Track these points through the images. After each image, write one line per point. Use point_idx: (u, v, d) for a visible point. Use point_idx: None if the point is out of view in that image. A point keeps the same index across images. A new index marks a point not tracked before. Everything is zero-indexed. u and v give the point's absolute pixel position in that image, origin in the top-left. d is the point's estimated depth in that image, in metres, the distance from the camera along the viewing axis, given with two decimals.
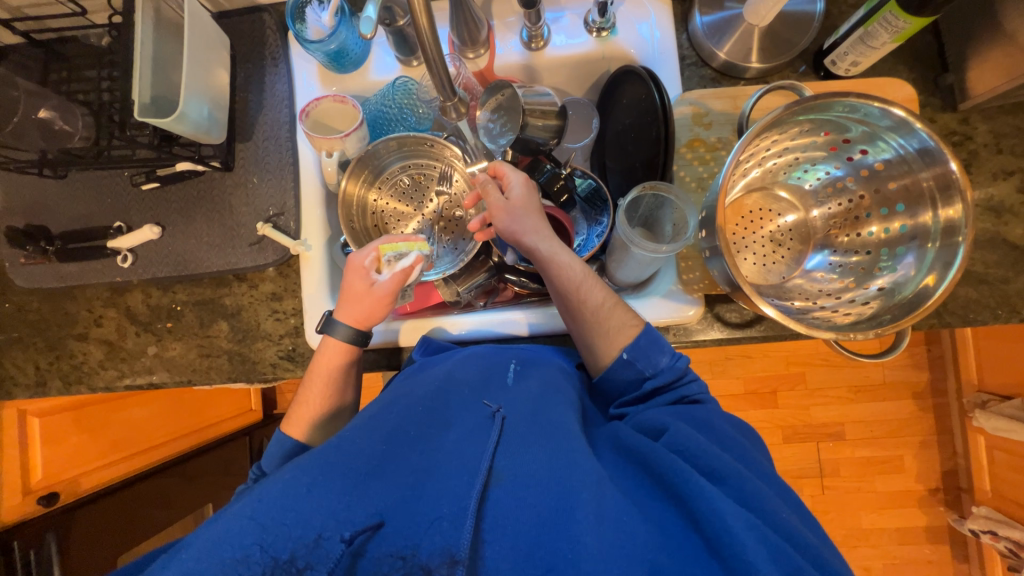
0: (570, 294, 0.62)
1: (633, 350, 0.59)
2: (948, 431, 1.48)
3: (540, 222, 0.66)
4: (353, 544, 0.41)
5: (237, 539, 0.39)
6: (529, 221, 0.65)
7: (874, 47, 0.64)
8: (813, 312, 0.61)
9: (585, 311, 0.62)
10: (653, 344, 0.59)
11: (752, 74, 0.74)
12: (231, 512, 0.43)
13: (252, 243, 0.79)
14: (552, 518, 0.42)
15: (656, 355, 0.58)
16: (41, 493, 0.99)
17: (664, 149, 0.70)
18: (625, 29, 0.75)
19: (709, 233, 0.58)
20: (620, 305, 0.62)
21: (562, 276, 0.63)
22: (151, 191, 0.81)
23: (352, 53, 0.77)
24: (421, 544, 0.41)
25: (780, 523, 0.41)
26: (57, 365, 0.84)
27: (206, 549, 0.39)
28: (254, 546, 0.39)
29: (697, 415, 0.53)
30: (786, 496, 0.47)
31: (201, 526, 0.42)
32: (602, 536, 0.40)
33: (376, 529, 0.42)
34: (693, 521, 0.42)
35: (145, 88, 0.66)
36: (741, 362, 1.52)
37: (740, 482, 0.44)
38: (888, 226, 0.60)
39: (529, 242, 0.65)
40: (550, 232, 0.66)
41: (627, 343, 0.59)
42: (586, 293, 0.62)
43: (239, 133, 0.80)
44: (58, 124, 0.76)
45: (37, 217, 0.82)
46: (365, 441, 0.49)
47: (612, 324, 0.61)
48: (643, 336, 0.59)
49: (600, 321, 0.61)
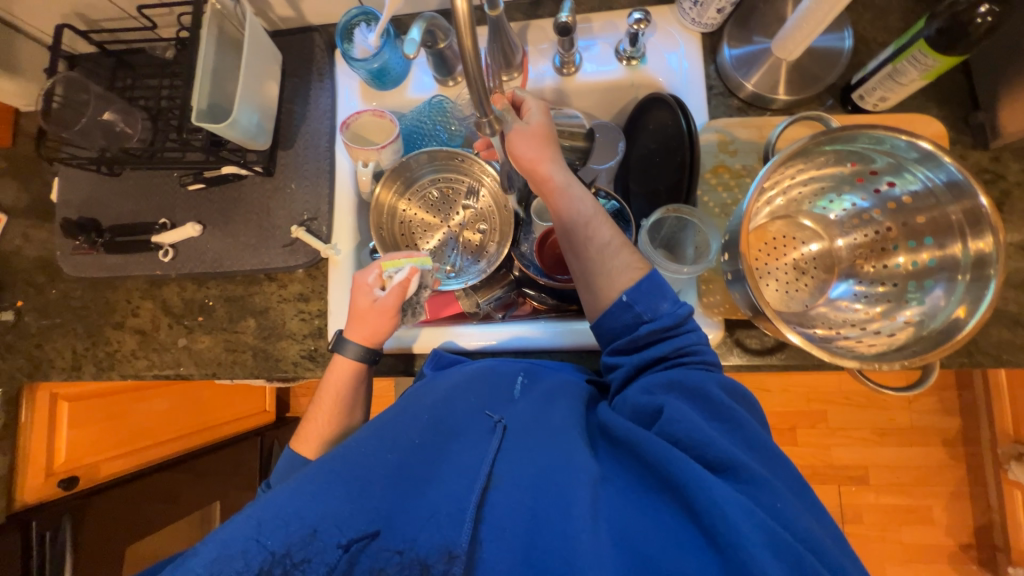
0: (579, 229, 0.63)
1: (634, 291, 0.57)
2: (981, 482, 1.40)
3: (556, 155, 0.67)
4: (350, 550, 0.41)
5: (239, 537, 0.40)
6: (543, 149, 0.66)
7: (902, 84, 0.65)
8: (837, 341, 0.60)
9: (590, 247, 0.62)
10: (655, 289, 0.57)
11: (779, 105, 0.75)
12: (236, 517, 0.43)
13: (285, 244, 0.83)
14: (546, 515, 0.42)
15: (656, 299, 0.56)
16: (62, 476, 1.03)
17: (688, 173, 0.72)
18: (654, 58, 0.78)
19: (732, 257, 0.59)
20: (626, 246, 0.62)
21: (573, 208, 0.64)
22: (196, 191, 0.86)
23: (393, 71, 0.82)
24: (419, 538, 0.42)
25: (779, 513, 0.41)
26: (93, 351, 0.88)
27: (210, 550, 0.39)
28: (253, 543, 0.40)
29: (692, 389, 0.50)
30: (788, 479, 0.46)
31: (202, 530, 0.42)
32: (598, 534, 0.40)
33: (373, 536, 0.42)
34: (693, 514, 0.40)
35: (204, 95, 0.71)
36: (760, 395, 1.48)
37: (738, 471, 0.43)
38: (916, 258, 0.60)
39: (546, 170, 0.66)
40: (563, 163, 0.67)
41: (629, 285, 0.58)
42: (593, 228, 0.63)
43: (282, 141, 0.85)
44: (120, 126, 0.82)
45: (90, 211, 0.88)
46: (369, 446, 0.49)
47: (616, 264, 0.60)
48: (647, 279, 0.57)
49: (604, 259, 0.61)
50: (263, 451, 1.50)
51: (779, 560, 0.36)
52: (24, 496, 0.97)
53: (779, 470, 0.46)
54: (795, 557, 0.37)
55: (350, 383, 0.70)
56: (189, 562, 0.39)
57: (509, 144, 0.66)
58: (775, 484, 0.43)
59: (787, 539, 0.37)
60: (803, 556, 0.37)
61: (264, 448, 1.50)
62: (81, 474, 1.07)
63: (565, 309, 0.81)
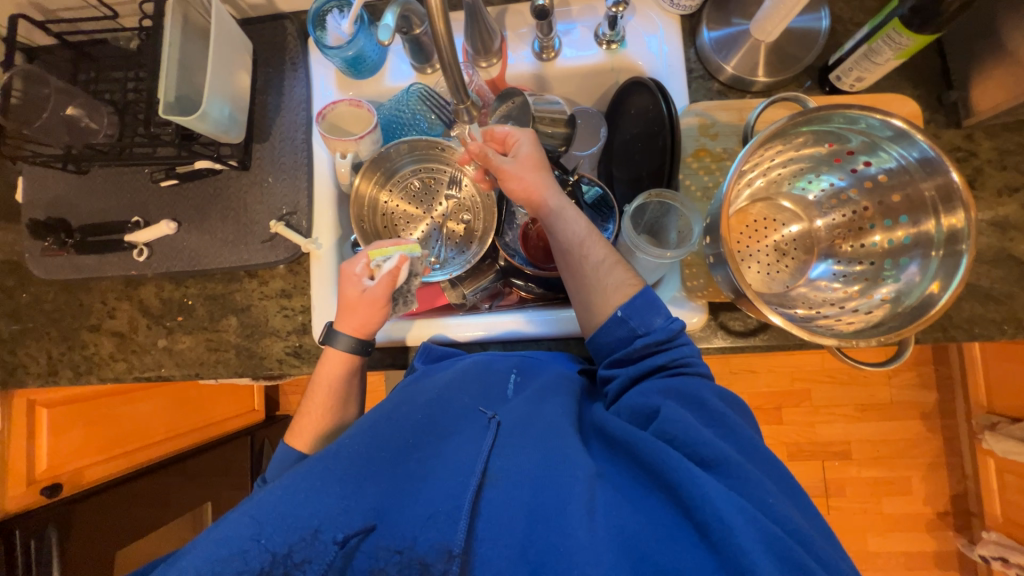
0: (573, 250, 0.64)
1: (628, 308, 0.58)
2: (957, 452, 1.45)
3: (545, 177, 0.67)
4: (347, 545, 0.43)
5: (235, 539, 0.41)
6: (533, 175, 0.67)
7: (878, 63, 0.66)
8: (816, 320, 0.61)
9: (585, 267, 0.63)
10: (649, 305, 0.58)
11: (758, 87, 0.75)
12: (232, 516, 0.44)
13: (264, 240, 0.81)
14: (543, 512, 0.42)
15: (650, 315, 0.57)
16: (45, 484, 1.00)
17: (670, 158, 0.71)
18: (634, 42, 0.77)
19: (714, 240, 0.59)
20: (620, 264, 0.62)
21: (567, 230, 0.65)
22: (170, 188, 0.83)
23: (369, 59, 0.80)
24: (418, 538, 0.42)
25: (770, 506, 0.42)
26: (69, 355, 0.86)
27: (207, 550, 0.40)
28: (251, 541, 0.41)
29: (687, 394, 0.52)
30: (778, 478, 0.47)
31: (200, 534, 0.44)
32: (595, 528, 0.40)
33: (369, 531, 0.43)
34: (685, 508, 0.41)
35: (170, 87, 0.69)
36: (746, 377, 1.51)
37: (729, 468, 0.44)
38: (892, 236, 0.61)
39: (539, 196, 0.67)
40: (555, 186, 0.68)
41: (623, 301, 0.59)
42: (587, 249, 0.63)
43: (257, 134, 0.83)
44: (84, 122, 0.78)
45: (58, 211, 0.85)
46: (364, 448, 0.50)
47: (610, 282, 0.61)
48: (639, 296, 0.58)
49: (599, 278, 0.62)
50: (254, 450, 1.48)
51: (769, 552, 0.37)
52: (6, 506, 0.94)
53: (766, 466, 0.48)
54: (786, 551, 0.38)
55: (336, 378, 0.69)
56: (190, 565, 0.40)
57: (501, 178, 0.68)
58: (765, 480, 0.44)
59: (777, 532, 0.38)
60: (793, 549, 0.38)
61: (255, 447, 1.49)
62: (65, 481, 1.04)
63: (551, 299, 0.81)
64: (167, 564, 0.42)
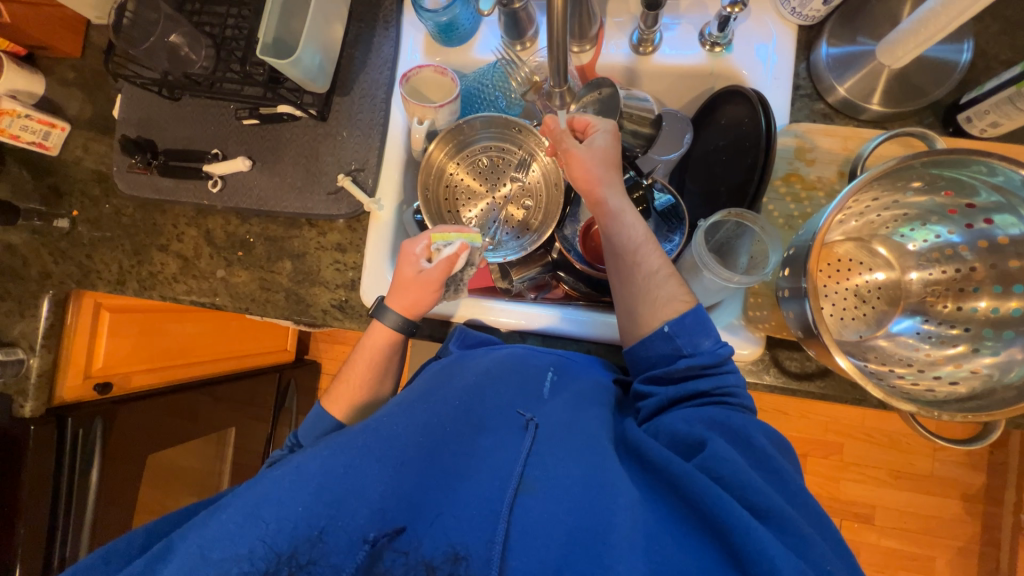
0: (626, 255, 0.62)
1: (677, 325, 0.56)
2: (995, 543, 1.34)
3: (615, 177, 0.66)
4: (376, 545, 0.42)
5: (272, 512, 0.41)
6: (603, 169, 0.65)
7: (1022, 110, 0.58)
8: (889, 378, 0.56)
9: (637, 275, 0.61)
10: (699, 325, 0.56)
11: (869, 116, 0.69)
12: (272, 478, 0.45)
13: (330, 192, 0.82)
14: (581, 536, 0.41)
15: (699, 335, 0.55)
16: (98, 380, 1.08)
17: (759, 178, 0.67)
18: (741, 48, 0.72)
19: (794, 272, 0.56)
20: (674, 276, 0.60)
21: (624, 234, 0.63)
22: (251, 127, 0.86)
23: (461, 28, 0.78)
24: (423, 542, 0.43)
25: (821, 569, 0.39)
26: (137, 269, 0.91)
27: (245, 517, 0.41)
28: (287, 522, 0.41)
29: (733, 430, 0.49)
30: (825, 532, 0.45)
31: (241, 491, 0.45)
32: (636, 562, 0.38)
33: (399, 532, 0.43)
34: (732, 556, 0.39)
35: (270, 28, 0.71)
36: (776, 418, 1.43)
37: (783, 520, 0.41)
38: (999, 305, 0.55)
39: (602, 193, 0.65)
40: (620, 188, 0.66)
41: (671, 317, 0.57)
42: (643, 256, 0.61)
43: (340, 86, 0.83)
44: (184, 51, 0.81)
45: (147, 131, 0.89)
46: (403, 430, 0.50)
47: (662, 293, 0.59)
48: (691, 314, 0.56)
49: (649, 289, 0.59)
50: (280, 388, 1.56)
51: None
52: (62, 394, 1.01)
53: (814, 516, 0.45)
54: None
55: (381, 351, 0.70)
56: (230, 520, 0.41)
57: (569, 166, 0.67)
58: (818, 540, 0.41)
59: None
60: None
61: (280, 384, 1.57)
62: (115, 381, 1.11)
63: (598, 299, 0.79)
64: (202, 517, 0.44)
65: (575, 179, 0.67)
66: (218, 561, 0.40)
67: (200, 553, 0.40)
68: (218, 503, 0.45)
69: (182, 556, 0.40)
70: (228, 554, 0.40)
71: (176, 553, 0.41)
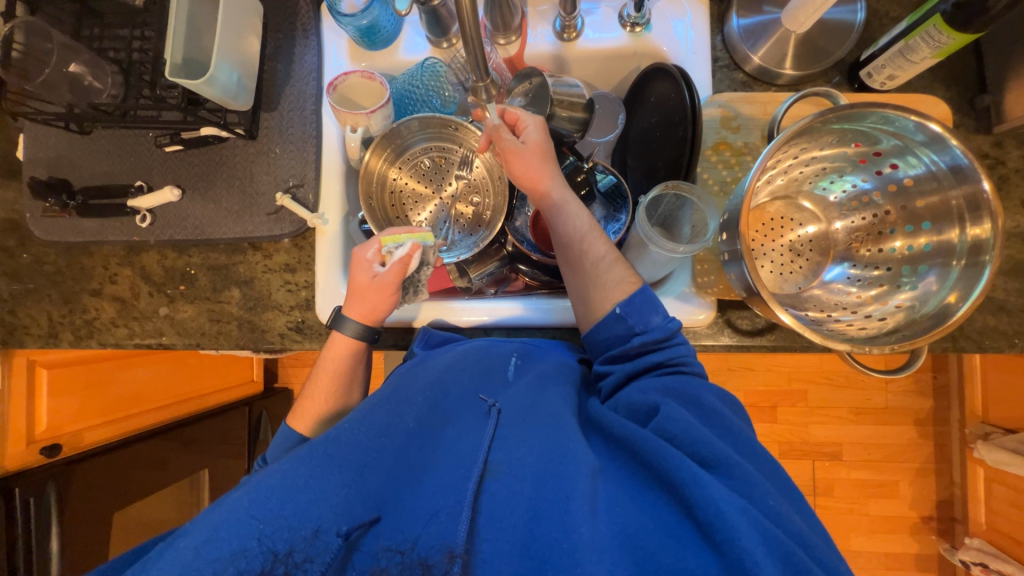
0: (574, 244, 0.63)
1: (627, 305, 0.58)
2: (946, 459, 1.47)
3: (553, 169, 0.67)
4: (350, 538, 0.42)
5: (228, 536, 0.39)
6: (540, 163, 0.66)
7: (913, 62, 0.63)
8: (828, 323, 0.60)
9: (585, 262, 0.62)
10: (647, 303, 0.58)
11: (784, 81, 0.73)
12: (230, 499, 0.43)
13: (269, 213, 0.79)
14: (546, 509, 0.42)
15: (648, 313, 0.57)
16: (45, 444, 1.01)
17: (690, 149, 0.69)
18: (660, 26, 0.74)
19: (731, 236, 0.58)
20: (621, 262, 0.62)
21: (569, 225, 0.64)
22: (174, 153, 0.81)
23: (384, 30, 0.77)
24: (421, 538, 0.42)
25: (770, 508, 0.42)
26: (70, 318, 0.85)
27: (202, 541, 0.39)
28: (251, 542, 0.39)
29: (686, 392, 0.52)
30: (777, 480, 0.47)
31: (200, 518, 0.43)
32: (598, 524, 0.40)
33: (373, 523, 0.43)
34: (687, 509, 0.41)
35: (177, 49, 0.68)
36: (744, 374, 1.50)
37: (730, 470, 0.44)
38: (912, 242, 0.59)
39: (544, 186, 0.66)
40: (560, 179, 0.67)
41: (622, 298, 0.59)
42: (589, 244, 0.63)
43: (265, 102, 0.80)
44: (88, 80, 0.75)
45: (59, 170, 0.83)
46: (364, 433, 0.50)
47: (609, 278, 0.60)
48: (638, 294, 0.58)
49: (599, 274, 0.61)
50: (251, 421, 1.50)
51: (775, 557, 0.37)
52: (3, 465, 0.95)
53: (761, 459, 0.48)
54: (788, 553, 0.38)
55: (344, 361, 0.69)
56: (188, 548, 0.39)
57: (507, 162, 0.67)
58: (764, 483, 0.44)
59: (780, 536, 0.38)
60: (794, 553, 0.38)
61: (252, 418, 1.50)
62: (65, 442, 1.04)
63: (557, 286, 0.80)
64: (159, 550, 0.42)
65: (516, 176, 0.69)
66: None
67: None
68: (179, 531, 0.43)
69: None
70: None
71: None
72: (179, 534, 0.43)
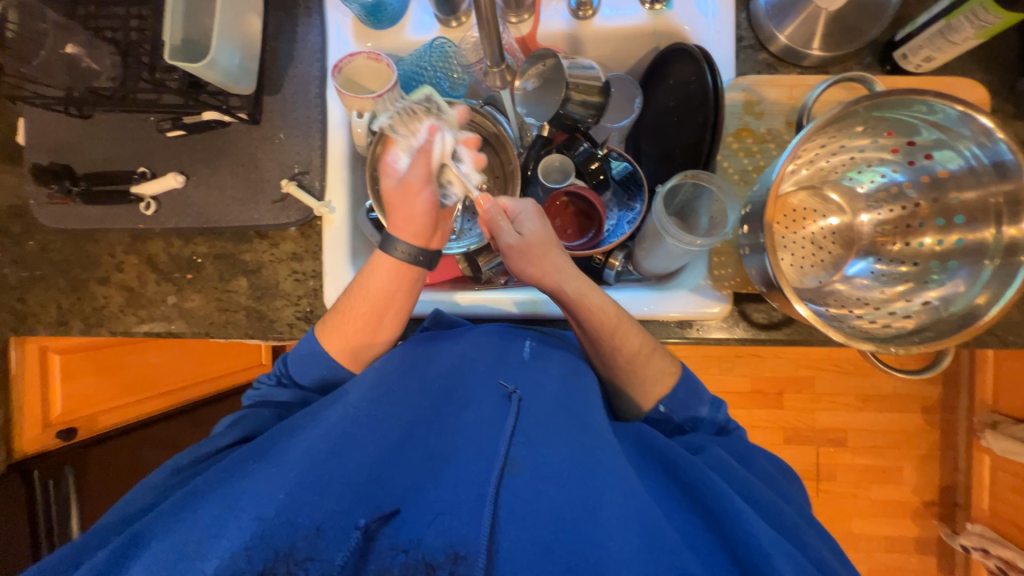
0: (605, 341, 0.61)
1: (671, 401, 0.59)
2: (952, 446, 1.47)
3: (562, 260, 0.63)
4: (367, 530, 0.42)
5: (239, 526, 0.40)
6: (547, 258, 0.63)
7: (953, 43, 0.60)
8: (850, 320, 0.59)
9: (618, 358, 0.61)
10: (691, 395, 0.59)
11: (811, 62, 0.69)
12: (257, 471, 0.45)
13: (275, 200, 0.78)
14: (573, 515, 0.42)
15: (695, 405, 0.59)
16: (60, 428, 1.02)
17: (711, 136, 0.67)
18: (681, 3, 0.70)
19: (752, 229, 0.57)
20: (656, 351, 0.61)
21: (593, 321, 0.60)
22: (176, 139, 0.79)
23: (390, 8, 0.73)
24: (425, 537, 0.41)
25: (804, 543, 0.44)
26: (79, 306, 0.84)
27: (222, 512, 0.41)
28: (253, 537, 0.39)
29: (737, 448, 0.57)
30: (828, 540, 0.49)
31: (220, 479, 0.46)
32: (626, 539, 0.40)
33: (392, 516, 0.43)
34: (723, 539, 0.42)
35: (177, 30, 0.66)
36: (752, 361, 1.49)
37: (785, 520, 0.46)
38: (943, 238, 0.57)
39: (554, 280, 0.62)
40: (572, 264, 0.63)
41: (664, 394, 0.59)
42: (622, 338, 0.60)
43: (268, 84, 0.78)
44: (85, 62, 0.73)
45: (61, 156, 0.81)
46: (383, 419, 0.51)
47: (650, 373, 0.60)
48: (682, 387, 0.59)
49: (635, 369, 0.61)
50: None
51: None
52: (21, 446, 0.96)
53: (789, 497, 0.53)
54: None
55: (370, 298, 0.63)
56: (211, 514, 0.41)
57: (508, 261, 0.65)
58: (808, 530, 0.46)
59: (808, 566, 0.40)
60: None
61: None
62: (81, 425, 1.07)
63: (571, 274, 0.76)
64: (179, 501, 0.44)
65: (523, 273, 0.64)
66: (195, 557, 0.38)
67: (176, 550, 0.38)
68: (195, 488, 0.45)
69: (154, 550, 0.39)
70: (206, 551, 0.38)
71: (146, 546, 0.40)
72: (196, 493, 0.44)
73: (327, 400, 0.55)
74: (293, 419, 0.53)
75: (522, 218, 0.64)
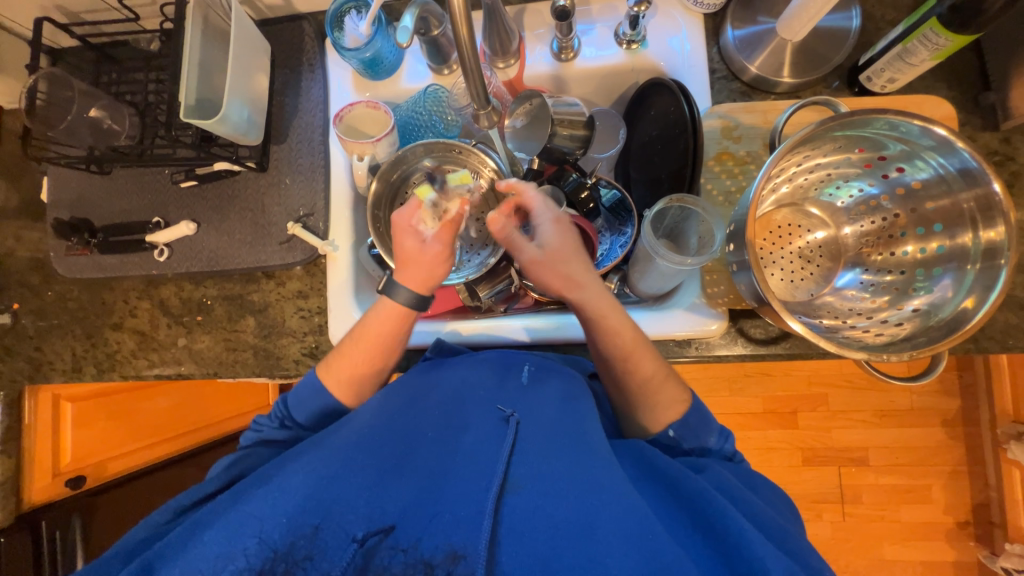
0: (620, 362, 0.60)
1: (682, 427, 0.58)
2: (980, 461, 1.41)
3: (585, 270, 0.62)
4: (365, 543, 0.43)
5: (247, 530, 0.43)
6: (569, 268, 0.62)
7: (912, 64, 0.63)
8: (842, 332, 0.60)
9: (632, 381, 0.60)
10: (701, 421, 0.59)
11: (783, 89, 0.73)
12: (260, 491, 0.46)
13: (281, 242, 0.81)
14: (570, 531, 0.43)
15: (703, 433, 0.58)
16: (69, 476, 1.03)
17: (692, 160, 0.70)
18: (656, 43, 0.76)
19: (737, 246, 0.58)
20: (670, 378, 0.60)
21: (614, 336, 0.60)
22: (189, 189, 0.84)
23: (386, 60, 0.80)
24: (422, 539, 0.44)
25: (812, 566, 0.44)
26: (92, 352, 0.87)
27: (226, 535, 0.42)
28: (254, 540, 0.42)
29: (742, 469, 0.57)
30: None
31: (223, 508, 0.46)
32: (624, 559, 0.40)
33: (388, 532, 0.44)
34: (724, 556, 0.42)
35: (191, 91, 0.70)
36: (761, 380, 1.48)
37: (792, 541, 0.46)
38: (925, 246, 0.59)
39: (578, 292, 0.62)
40: (593, 270, 0.63)
41: (674, 420, 0.58)
42: (637, 362, 0.59)
43: (274, 135, 0.83)
44: (107, 123, 0.79)
45: (81, 210, 0.86)
46: (384, 441, 0.51)
47: (655, 398, 0.59)
48: (694, 413, 0.59)
49: (647, 393, 0.59)
50: None
51: None
52: (32, 498, 0.96)
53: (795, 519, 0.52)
54: None
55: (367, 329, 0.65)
56: (212, 541, 0.42)
57: (531, 274, 0.64)
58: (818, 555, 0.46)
59: None
60: None
61: None
62: (90, 473, 1.09)
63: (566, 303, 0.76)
64: (180, 535, 0.44)
65: (546, 287, 0.64)
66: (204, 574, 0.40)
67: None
68: (200, 517, 0.46)
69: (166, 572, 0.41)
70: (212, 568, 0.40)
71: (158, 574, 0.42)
72: (202, 522, 0.45)
73: (331, 426, 0.55)
74: (299, 445, 0.54)
75: (537, 231, 0.64)
